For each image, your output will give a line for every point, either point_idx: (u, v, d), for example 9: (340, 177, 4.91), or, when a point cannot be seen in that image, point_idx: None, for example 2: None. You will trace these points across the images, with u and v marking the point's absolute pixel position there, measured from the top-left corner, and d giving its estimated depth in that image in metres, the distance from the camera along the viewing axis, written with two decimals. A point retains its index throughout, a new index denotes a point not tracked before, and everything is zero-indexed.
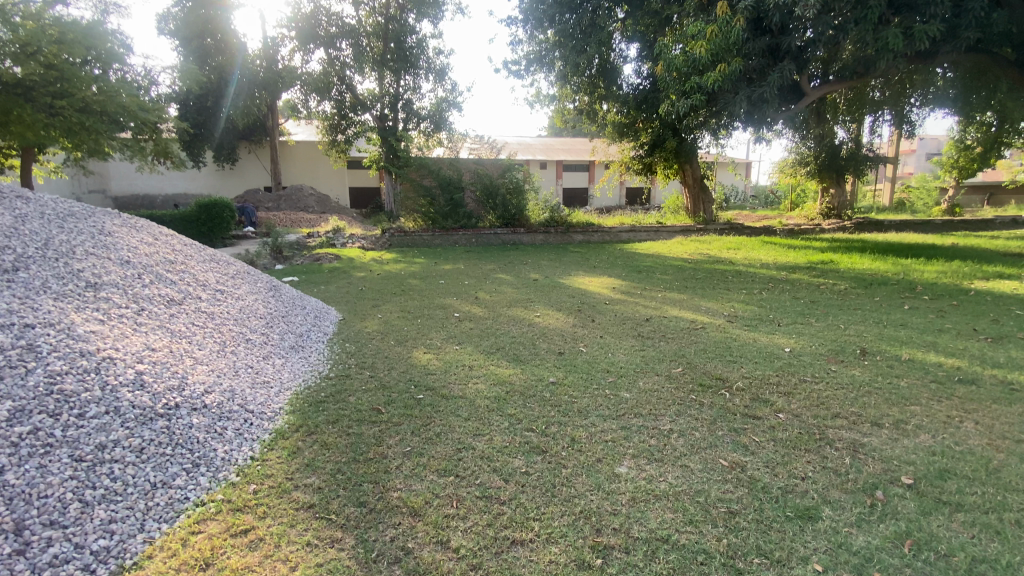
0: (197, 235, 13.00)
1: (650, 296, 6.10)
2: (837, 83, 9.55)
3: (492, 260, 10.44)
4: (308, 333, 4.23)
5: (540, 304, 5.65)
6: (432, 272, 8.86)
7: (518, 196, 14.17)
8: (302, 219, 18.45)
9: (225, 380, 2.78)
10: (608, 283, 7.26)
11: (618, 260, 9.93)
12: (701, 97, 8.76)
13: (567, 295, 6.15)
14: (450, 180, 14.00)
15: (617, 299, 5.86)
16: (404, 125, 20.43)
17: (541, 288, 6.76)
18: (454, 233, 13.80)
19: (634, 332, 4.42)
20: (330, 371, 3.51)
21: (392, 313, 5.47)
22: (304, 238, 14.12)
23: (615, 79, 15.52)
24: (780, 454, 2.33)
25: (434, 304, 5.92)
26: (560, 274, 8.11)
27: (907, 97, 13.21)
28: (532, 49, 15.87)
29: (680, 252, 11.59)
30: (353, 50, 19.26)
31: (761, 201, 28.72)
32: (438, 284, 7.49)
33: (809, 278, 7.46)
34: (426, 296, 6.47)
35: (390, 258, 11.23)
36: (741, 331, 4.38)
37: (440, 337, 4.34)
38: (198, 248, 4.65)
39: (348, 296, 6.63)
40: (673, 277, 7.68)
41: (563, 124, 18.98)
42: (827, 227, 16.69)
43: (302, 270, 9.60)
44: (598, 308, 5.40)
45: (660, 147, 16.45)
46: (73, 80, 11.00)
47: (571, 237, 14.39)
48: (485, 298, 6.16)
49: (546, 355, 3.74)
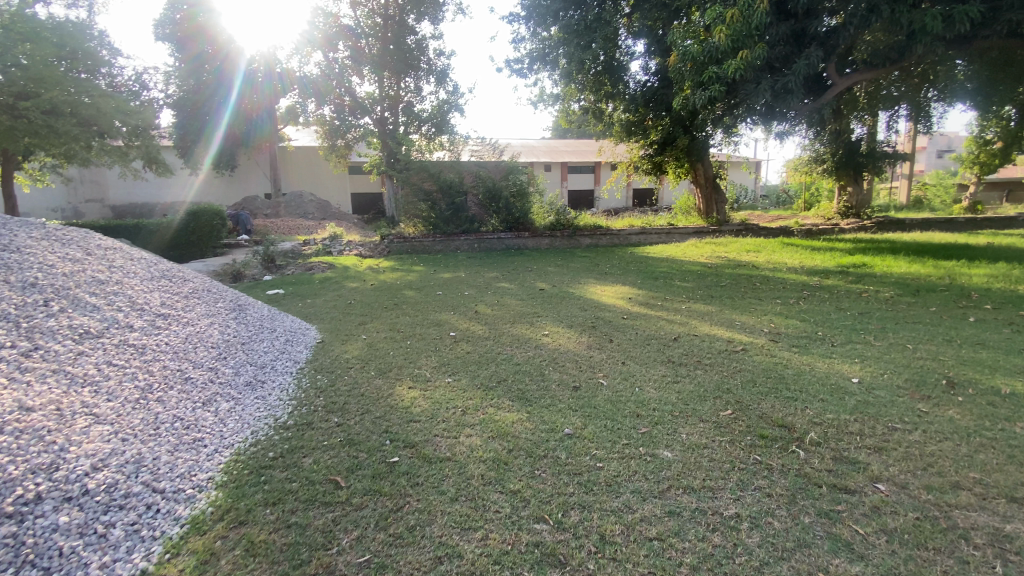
0: (186, 245, 12.32)
1: (673, 308, 5.38)
2: (866, 71, 8.80)
3: (494, 267, 9.76)
4: (274, 362, 3.55)
5: (549, 320, 4.95)
6: (431, 282, 8.19)
7: (523, 199, 13.49)
8: (300, 225, 17.87)
9: (133, 446, 2.12)
10: (623, 292, 6.54)
11: (631, 266, 9.21)
12: (721, 87, 7.98)
13: (579, 309, 5.44)
14: (451, 183, 13.34)
15: (636, 313, 5.15)
16: (405, 128, 19.88)
17: (549, 300, 6.07)
18: (456, 238, 13.15)
19: (663, 357, 3.69)
20: (289, 416, 2.83)
21: (380, 332, 4.78)
22: (299, 245, 13.52)
23: (621, 75, 14.75)
24: (902, 559, 1.62)
25: (428, 320, 5.23)
26: (569, 283, 7.42)
27: (933, 88, 12.40)
28: (535, 46, 15.27)
29: (696, 256, 10.85)
30: (351, 52, 18.72)
31: (773, 201, 27.88)
32: (436, 295, 6.83)
33: (846, 284, 6.70)
34: (421, 310, 5.79)
35: (387, 266, 10.59)
36: (790, 355, 3.66)
37: (431, 366, 3.63)
38: (145, 262, 3.98)
39: (336, 311, 5.97)
40: (694, 285, 6.95)
41: (568, 125, 18.33)
42: (847, 228, 15.87)
43: (293, 280, 8.97)
44: (616, 325, 4.68)
45: (669, 145, 15.55)
46: (53, 84, 10.56)
47: (578, 241, 13.71)
48: (487, 312, 5.47)
49: (559, 391, 3.03)
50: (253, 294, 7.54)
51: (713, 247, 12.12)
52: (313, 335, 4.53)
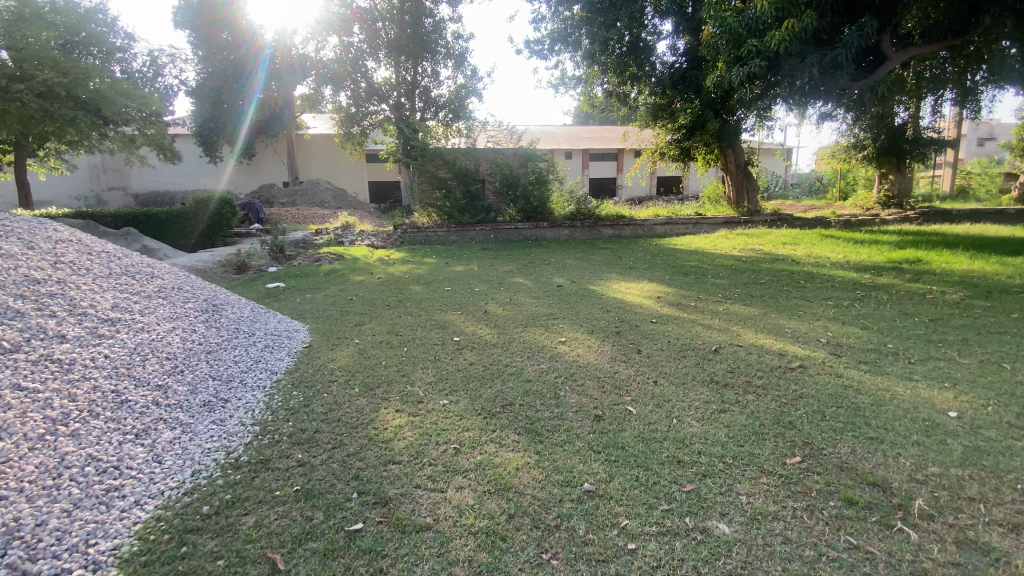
0: (196, 235, 11.96)
1: (710, 311, 4.73)
2: (928, 44, 7.80)
3: (510, 260, 9.19)
4: (244, 376, 3.04)
5: (568, 322, 4.35)
6: (442, 275, 7.67)
7: (542, 187, 12.84)
8: (315, 214, 17.54)
9: (10, 509, 1.68)
10: (650, 289, 5.90)
11: (657, 259, 8.53)
12: (761, 63, 7.21)
13: (601, 309, 4.84)
14: (467, 171, 12.75)
15: (668, 316, 4.53)
16: (422, 115, 19.45)
17: (568, 298, 5.49)
18: (471, 228, 12.60)
19: (704, 374, 3.07)
20: (245, 449, 2.31)
21: (376, 335, 4.24)
22: (310, 235, 13.16)
23: (647, 56, 14.18)
24: None
25: (431, 321, 4.69)
26: (590, 278, 6.79)
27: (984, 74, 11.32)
28: (557, 26, 14.49)
29: (726, 248, 10.11)
30: (367, 36, 18.13)
31: (805, 191, 26.61)
32: (443, 291, 6.29)
33: (903, 283, 5.95)
34: (425, 309, 5.25)
35: (398, 257, 10.10)
36: (861, 376, 3.00)
37: (428, 380, 3.07)
38: (106, 258, 3.53)
39: (333, 308, 5.48)
40: (730, 282, 6.26)
41: (591, 109, 17.51)
42: (889, 219, 14.83)
43: (299, 271, 8.55)
44: (645, 330, 4.05)
45: (698, 130, 14.41)
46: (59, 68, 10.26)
47: (600, 232, 13.04)
48: (499, 312, 4.90)
49: (581, 422, 2.43)
50: (254, 287, 7.10)
51: (745, 239, 11.34)
52: (303, 338, 4.01)
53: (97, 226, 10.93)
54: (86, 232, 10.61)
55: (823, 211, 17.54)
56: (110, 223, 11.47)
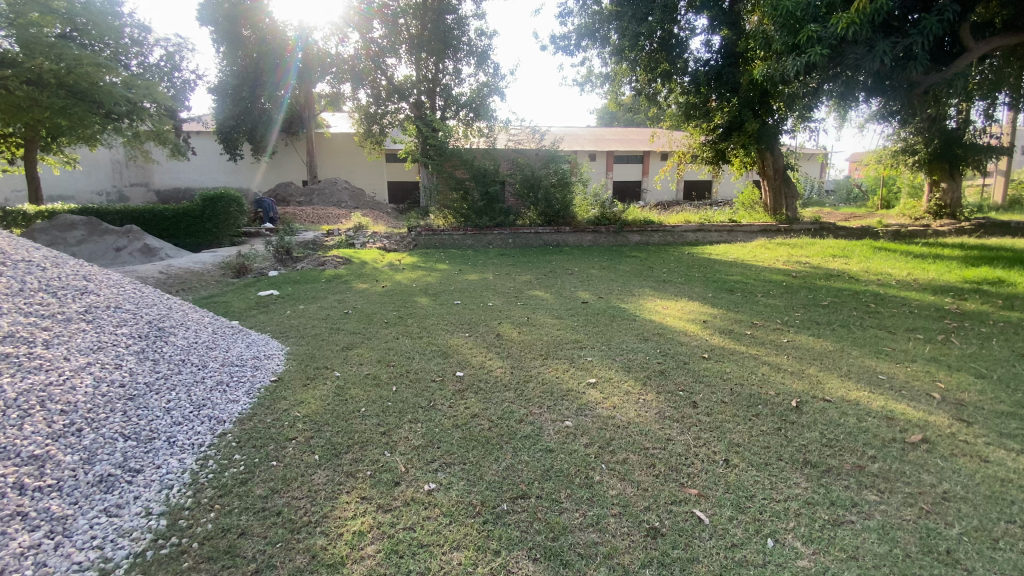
0: (203, 233, 11.42)
1: (772, 345, 3.87)
2: (1016, 31, 6.69)
3: (529, 268, 8.44)
4: (173, 432, 2.34)
5: (599, 354, 3.55)
6: (453, 285, 6.94)
7: (564, 189, 12.05)
8: (329, 214, 17.01)
9: None
10: (692, 310, 5.06)
11: (693, 271, 7.66)
12: (822, 51, 6.32)
13: (636, 336, 4.03)
14: (485, 171, 11.96)
15: (722, 350, 3.68)
16: (443, 114, 18.86)
17: (595, 319, 4.69)
18: (489, 232, 11.92)
19: (790, 452, 2.24)
20: (130, 569, 1.59)
21: (363, 365, 3.48)
22: (321, 236, 12.61)
23: (680, 52, 13.17)
24: None
25: (434, 345, 3.93)
26: (619, 292, 5.99)
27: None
28: (583, 21, 13.74)
29: (767, 261, 9.18)
30: (388, 32, 17.55)
31: (842, 198, 25.23)
32: (452, 305, 5.54)
33: (996, 310, 5.02)
34: (430, 328, 4.49)
35: (409, 262, 9.43)
36: (1016, 465, 2.14)
37: (415, 444, 2.31)
38: (21, 276, 2.89)
39: (325, 324, 4.76)
40: (785, 303, 5.38)
41: (617, 108, 16.68)
42: (943, 230, 13.65)
43: (301, 275, 7.92)
44: (697, 372, 3.23)
45: (735, 131, 13.54)
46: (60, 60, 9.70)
47: (626, 238, 12.20)
48: (517, 336, 4.13)
49: (627, 539, 1.66)
50: (246, 294, 6.44)
51: (786, 250, 10.38)
52: (274, 369, 3.28)
53: (101, 222, 10.50)
54: (88, 229, 10.20)
55: (865, 220, 16.41)
56: (115, 220, 11.07)
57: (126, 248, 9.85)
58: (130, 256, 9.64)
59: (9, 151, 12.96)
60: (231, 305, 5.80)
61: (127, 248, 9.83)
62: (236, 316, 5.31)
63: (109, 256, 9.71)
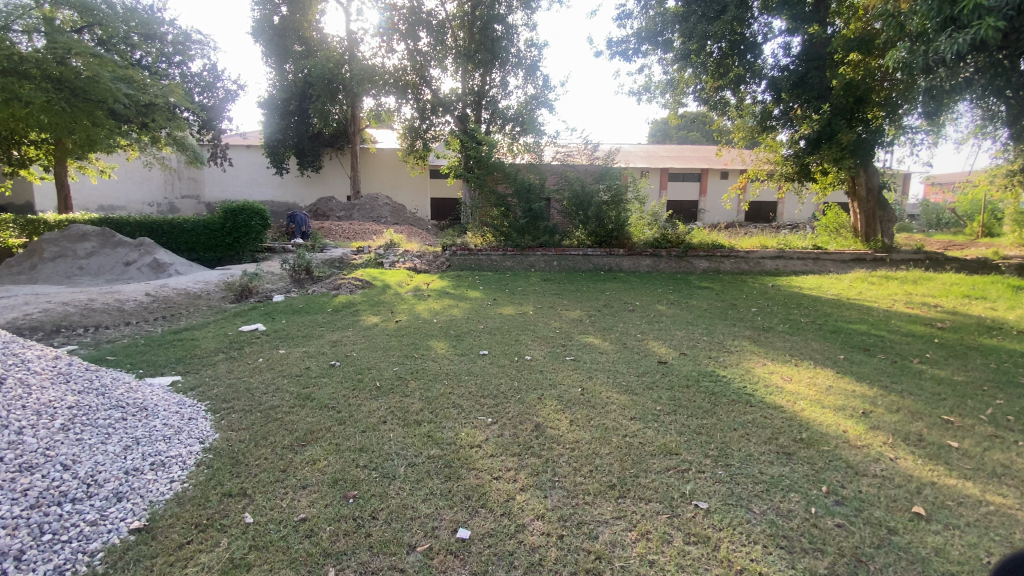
0: (222, 247, 10.49)
1: (1021, 484, 2.22)
2: None
3: (578, 300, 6.93)
4: None
5: (719, 499, 2.02)
6: (484, 321, 5.51)
7: (619, 207, 10.52)
8: (364, 230, 16.08)
9: None
10: (829, 389, 3.39)
11: (793, 314, 5.92)
12: (998, 24, 4.64)
13: (765, 449, 2.46)
14: (529, 185, 10.55)
15: (940, 498, 2.08)
16: (488, 127, 17.66)
17: (685, 398, 3.11)
18: (531, 253, 10.50)
19: None
20: None
21: (303, 494, 2.05)
22: (349, 253, 11.51)
23: (752, 58, 11.62)
24: None
25: (435, 447, 2.45)
26: (705, 346, 4.37)
27: None
28: (643, 24, 12.37)
29: (881, 300, 7.31)
30: (434, 42, 16.65)
31: (931, 223, 22.36)
32: (477, 356, 4.05)
33: None
34: (438, 405, 3.01)
35: (437, 288, 8.08)
36: None
37: None
38: None
39: (293, 387, 3.33)
40: (967, 381, 3.63)
41: (679, 120, 14.99)
42: None
43: (308, 300, 6.67)
44: (930, 571, 1.66)
45: (824, 143, 11.22)
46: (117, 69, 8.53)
47: (691, 263, 10.51)
48: (571, 431, 2.62)
49: None
50: (227, 327, 5.19)
51: (898, 286, 8.43)
52: (150, 502, 1.97)
53: (114, 234, 9.73)
54: (101, 241, 9.47)
55: (970, 250, 13.84)
56: (134, 231, 10.32)
57: (136, 262, 9.03)
58: (138, 271, 8.77)
59: (44, 160, 12.65)
60: (198, 344, 4.50)
61: (138, 263, 9.01)
62: (192, 361, 3.97)
63: (117, 271, 8.88)
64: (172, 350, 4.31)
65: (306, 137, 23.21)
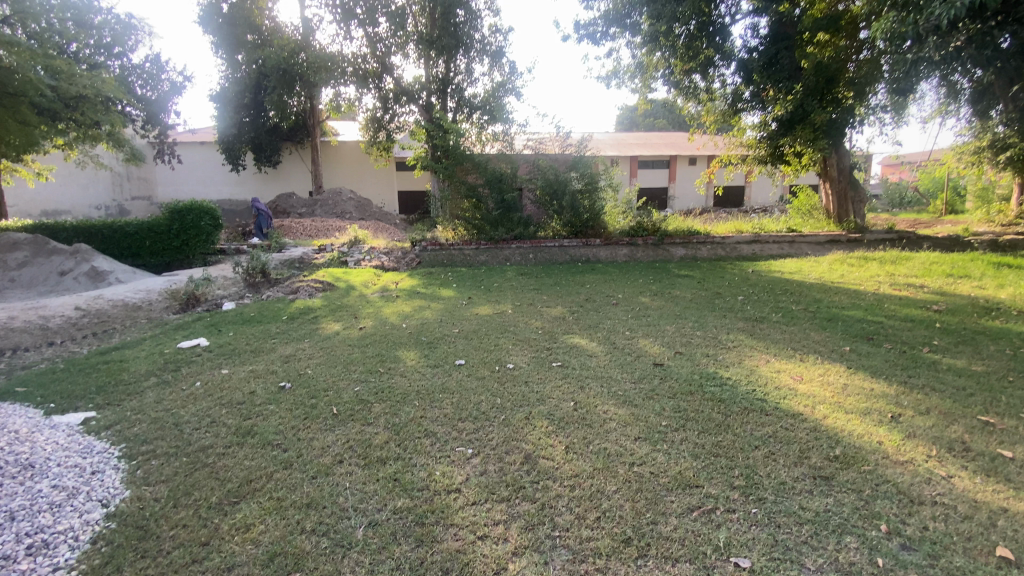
0: (171, 251, 9.66)
1: None
2: None
3: (557, 295, 6.52)
4: None
5: (763, 552, 1.63)
6: (459, 324, 5.03)
7: (593, 196, 10.16)
8: (328, 227, 15.31)
9: None
10: (847, 389, 3.03)
11: (784, 302, 5.62)
12: None
13: (800, 474, 2.08)
14: (501, 175, 10.06)
15: (1018, 531, 1.74)
16: (454, 116, 17.00)
17: (695, 410, 2.71)
18: (504, 246, 10.05)
19: None
20: None
21: None
22: (311, 252, 10.81)
23: (722, 40, 11.34)
24: None
25: (403, 497, 1.98)
26: (702, 343, 3.99)
27: None
28: (610, 6, 11.99)
29: (866, 282, 7.13)
30: (394, 28, 15.86)
31: (894, 202, 22.80)
32: (452, 367, 3.56)
33: None
34: (408, 434, 2.52)
35: (406, 287, 7.55)
36: None
37: None
38: None
39: (231, 419, 2.79)
40: (986, 371, 3.36)
41: (650, 105, 14.66)
42: None
43: (264, 307, 6.06)
44: None
45: (798, 125, 11.06)
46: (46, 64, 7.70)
47: (669, 251, 10.23)
48: (569, 462, 2.19)
49: None
50: (166, 343, 4.57)
51: (879, 266, 8.31)
52: None
53: (46, 241, 8.80)
54: (30, 248, 8.57)
55: (934, 228, 14.02)
56: (70, 238, 9.40)
57: (71, 271, 8.16)
58: (74, 280, 7.93)
59: None
60: (128, 366, 3.88)
61: (72, 271, 8.15)
62: (116, 391, 3.36)
63: (50, 281, 8.03)
64: (94, 375, 3.69)
65: (263, 131, 22.06)
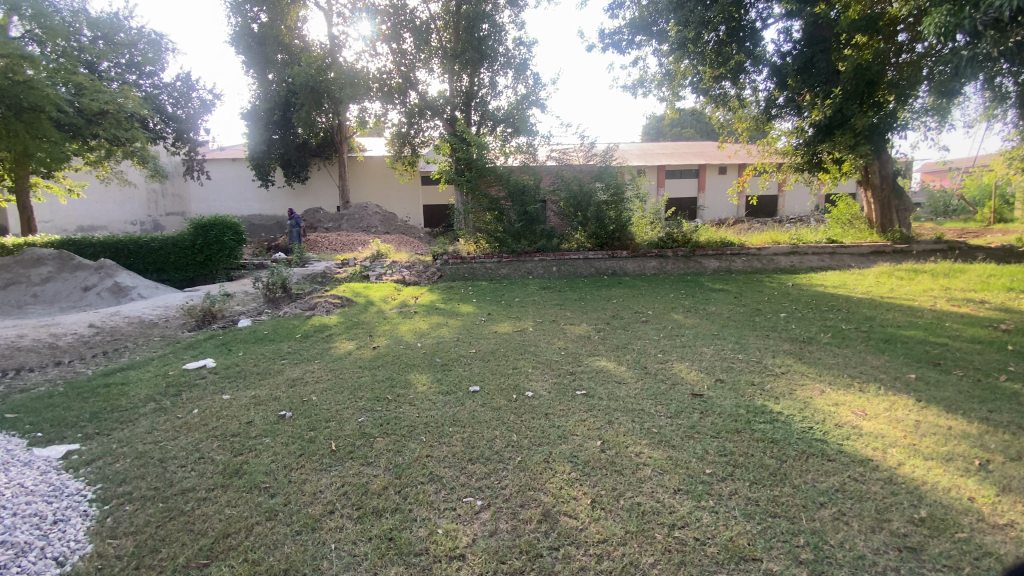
0: (194, 266, 9.70)
1: None
2: None
3: (582, 311, 6.16)
4: None
5: None
6: (476, 343, 4.73)
7: (620, 207, 9.79)
8: (352, 241, 15.32)
9: None
10: (920, 427, 2.59)
11: (832, 320, 5.14)
12: None
13: (878, 546, 1.70)
14: (524, 187, 9.80)
15: None
16: (478, 129, 16.89)
17: (743, 454, 2.32)
18: (527, 259, 9.75)
19: None
20: None
21: None
22: (334, 266, 10.72)
23: (753, 45, 10.89)
24: None
25: (398, 565, 1.69)
26: (744, 368, 3.58)
27: None
28: (636, 13, 11.70)
29: (920, 297, 6.56)
30: (418, 43, 15.90)
31: (940, 211, 21.65)
32: (466, 395, 3.24)
33: None
34: (410, 478, 2.21)
35: (425, 302, 7.32)
36: None
37: None
38: None
39: (220, 456, 2.54)
40: None
41: (678, 113, 14.23)
42: None
43: (279, 324, 5.89)
44: None
45: (837, 131, 10.50)
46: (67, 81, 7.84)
47: (700, 263, 9.75)
48: (596, 522, 1.85)
49: None
50: (174, 364, 4.40)
51: (931, 279, 7.69)
52: None
53: (73, 256, 8.91)
54: (57, 265, 8.69)
55: (986, 237, 13.14)
56: (98, 253, 9.52)
57: (95, 287, 8.23)
58: (97, 296, 7.98)
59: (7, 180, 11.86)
60: (128, 390, 3.70)
61: (97, 287, 8.21)
62: (109, 419, 3.16)
63: (75, 297, 8.10)
64: (92, 401, 3.50)
65: (291, 147, 22.44)
